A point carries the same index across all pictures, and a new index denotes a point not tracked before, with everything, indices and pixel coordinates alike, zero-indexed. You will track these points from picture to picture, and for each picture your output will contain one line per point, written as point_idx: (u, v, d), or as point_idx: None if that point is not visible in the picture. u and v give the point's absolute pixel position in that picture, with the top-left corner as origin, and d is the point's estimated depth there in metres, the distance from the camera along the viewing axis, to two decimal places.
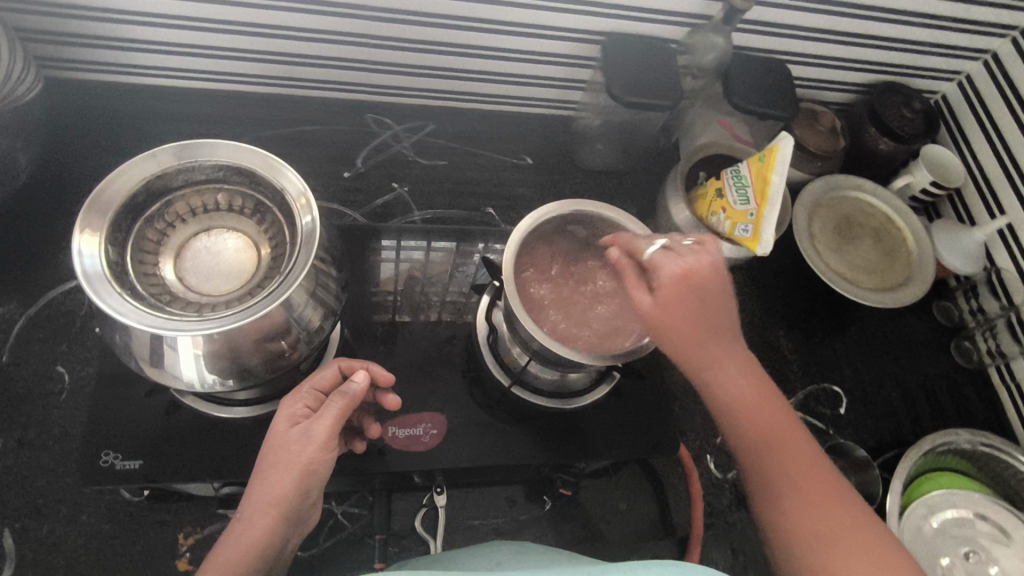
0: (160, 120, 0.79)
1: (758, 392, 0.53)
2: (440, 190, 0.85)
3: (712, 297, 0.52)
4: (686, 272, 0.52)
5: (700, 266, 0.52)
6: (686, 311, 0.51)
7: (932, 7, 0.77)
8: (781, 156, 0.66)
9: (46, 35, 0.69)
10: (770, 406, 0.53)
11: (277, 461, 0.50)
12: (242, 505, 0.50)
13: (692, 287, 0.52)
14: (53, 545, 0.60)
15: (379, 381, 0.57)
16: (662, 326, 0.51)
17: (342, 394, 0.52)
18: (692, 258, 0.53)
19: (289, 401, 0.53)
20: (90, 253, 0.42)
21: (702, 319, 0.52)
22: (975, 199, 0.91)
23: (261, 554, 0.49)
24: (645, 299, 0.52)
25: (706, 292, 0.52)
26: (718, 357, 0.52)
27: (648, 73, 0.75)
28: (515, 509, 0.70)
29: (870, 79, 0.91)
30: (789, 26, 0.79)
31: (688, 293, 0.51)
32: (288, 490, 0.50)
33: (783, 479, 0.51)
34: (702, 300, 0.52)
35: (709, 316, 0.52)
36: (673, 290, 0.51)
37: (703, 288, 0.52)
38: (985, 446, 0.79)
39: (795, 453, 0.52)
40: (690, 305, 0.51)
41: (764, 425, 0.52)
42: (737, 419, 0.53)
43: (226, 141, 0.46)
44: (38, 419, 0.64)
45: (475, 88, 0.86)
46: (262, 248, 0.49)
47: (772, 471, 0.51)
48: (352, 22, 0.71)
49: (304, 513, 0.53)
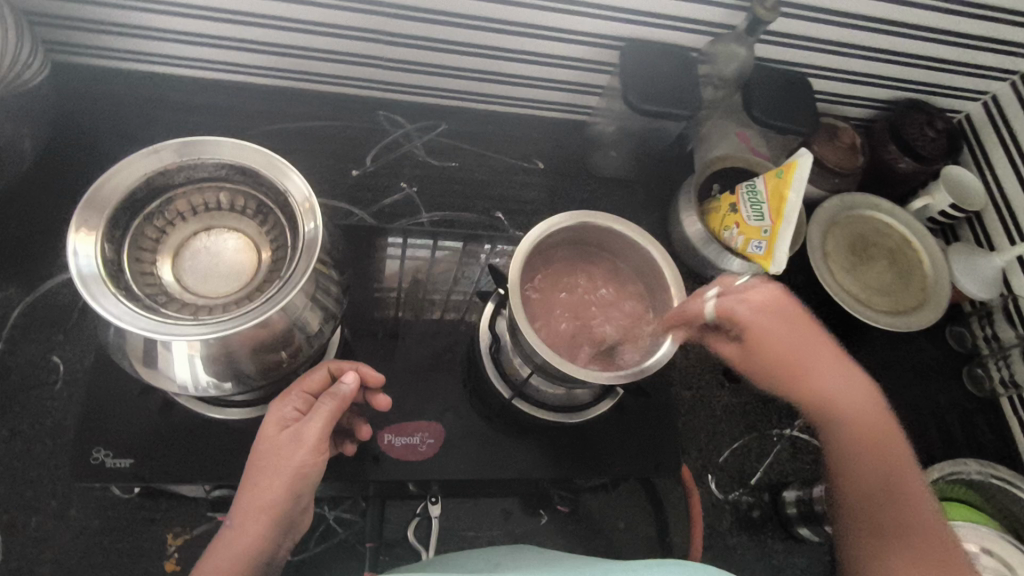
0: (169, 110, 0.78)
1: (854, 406, 0.55)
2: (449, 192, 0.84)
3: (800, 322, 0.54)
4: (770, 309, 0.54)
5: (780, 298, 0.54)
6: (778, 344, 0.53)
7: (961, 26, 0.75)
8: (798, 174, 0.65)
9: (55, 20, 0.68)
10: (867, 417, 0.55)
11: (268, 464, 0.49)
12: (231, 512, 0.48)
13: (777, 320, 0.54)
14: (41, 539, 0.59)
15: (369, 382, 0.56)
16: (743, 370, 0.55)
17: (333, 396, 0.51)
18: (767, 292, 0.54)
19: (277, 405, 0.51)
20: (85, 251, 0.41)
21: (795, 346, 0.54)
22: (995, 222, 0.89)
23: (253, 562, 0.47)
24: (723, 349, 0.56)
25: (795, 318, 0.54)
26: (816, 376, 0.54)
27: (666, 82, 0.74)
28: (511, 521, 0.69)
29: (893, 96, 0.88)
30: (813, 39, 0.77)
31: (778, 326, 0.53)
32: (281, 492, 0.48)
33: (877, 492, 0.54)
34: (796, 327, 0.54)
35: (805, 338, 0.54)
36: (762, 328, 0.53)
37: (791, 316, 0.54)
38: (994, 479, 0.78)
39: (893, 463, 0.54)
40: (783, 335, 0.53)
41: (863, 439, 0.55)
42: (835, 435, 0.55)
43: (230, 140, 0.45)
44: (31, 410, 0.63)
45: (490, 89, 0.84)
46: (263, 249, 0.48)
47: (874, 482, 0.54)
48: (367, 18, 0.70)
49: (295, 518, 0.51)
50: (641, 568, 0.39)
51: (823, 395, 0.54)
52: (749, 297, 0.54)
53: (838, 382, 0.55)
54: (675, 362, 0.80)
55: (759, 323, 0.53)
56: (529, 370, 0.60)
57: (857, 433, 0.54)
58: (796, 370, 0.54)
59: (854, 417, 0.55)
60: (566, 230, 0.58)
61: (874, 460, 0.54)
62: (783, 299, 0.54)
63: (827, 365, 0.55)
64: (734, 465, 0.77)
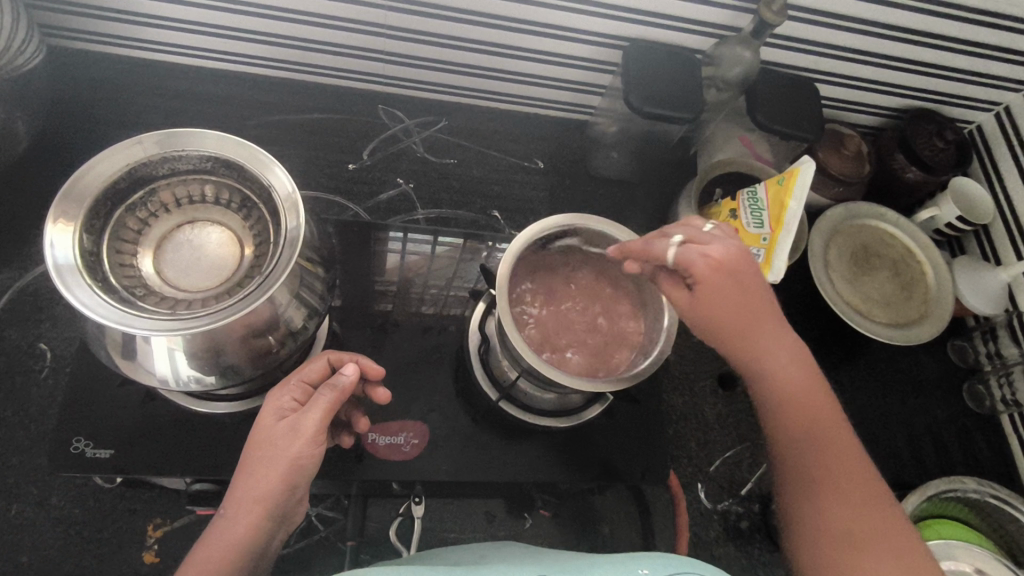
0: (166, 97, 0.78)
1: (796, 381, 0.51)
2: (447, 189, 0.83)
3: (749, 285, 0.49)
4: (726, 269, 0.49)
5: (738, 256, 0.50)
6: (724, 306, 0.49)
7: (973, 34, 0.73)
8: (800, 180, 0.63)
9: (52, 4, 0.67)
10: (810, 398, 0.51)
11: (265, 454, 0.47)
12: (225, 502, 0.47)
13: (733, 282, 0.49)
14: (22, 525, 0.59)
15: (370, 374, 0.54)
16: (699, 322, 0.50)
17: (332, 387, 0.49)
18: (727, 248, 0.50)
19: (276, 394, 0.50)
20: (62, 242, 0.41)
21: (745, 310, 0.49)
22: (1003, 236, 0.87)
23: (247, 551, 0.46)
24: (680, 295, 0.51)
25: (746, 279, 0.49)
26: (760, 347, 0.50)
27: (668, 84, 0.72)
28: (494, 525, 0.69)
29: (902, 104, 0.87)
30: (822, 43, 0.75)
31: (729, 286, 0.49)
32: (277, 483, 0.47)
33: (825, 471, 0.49)
34: (746, 289, 0.49)
35: (752, 303, 0.50)
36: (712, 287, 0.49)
37: (744, 275, 0.49)
38: (992, 497, 0.75)
39: (831, 447, 0.50)
40: (732, 295, 0.49)
41: (803, 417, 0.50)
42: (775, 410, 0.51)
43: (214, 132, 0.45)
44: (16, 396, 0.63)
45: (491, 86, 0.83)
46: (246, 244, 0.48)
47: (811, 461, 0.50)
48: (365, 11, 0.69)
49: (290, 509, 0.50)
50: (627, 562, 0.40)
51: (767, 367, 0.50)
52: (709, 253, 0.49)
53: (781, 357, 0.51)
54: (669, 368, 0.79)
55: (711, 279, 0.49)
56: (516, 374, 0.59)
57: (803, 410, 0.50)
58: (741, 336, 0.50)
59: (798, 393, 0.50)
60: (559, 232, 0.57)
61: (815, 439, 0.50)
62: (738, 254, 0.50)
63: (772, 337, 0.50)
64: (724, 475, 0.76)
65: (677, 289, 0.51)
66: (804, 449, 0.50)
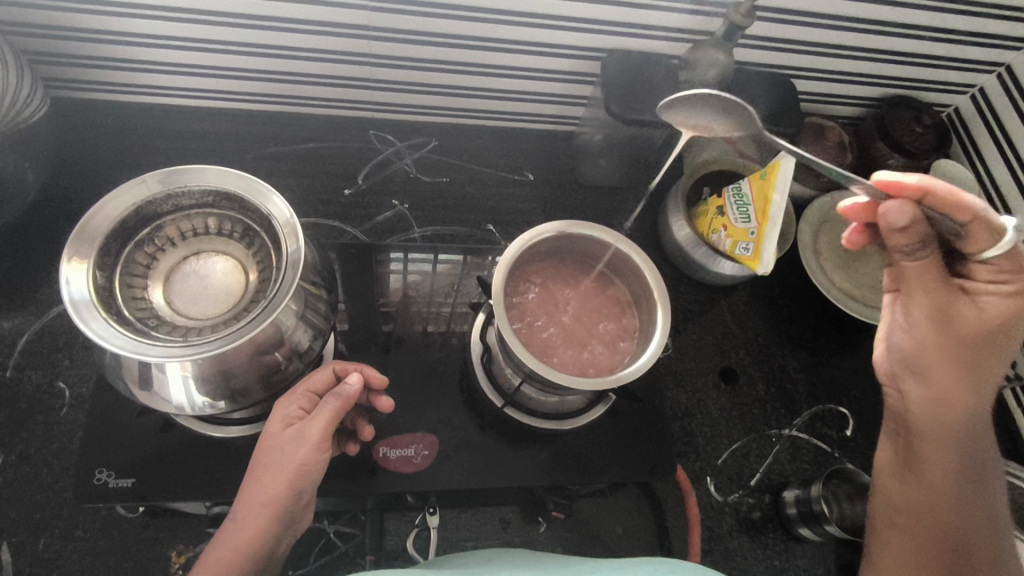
0: (166, 138, 0.81)
1: (953, 453, 0.55)
2: (441, 206, 0.85)
3: (963, 362, 0.53)
4: (959, 319, 0.52)
5: (999, 321, 0.51)
6: (928, 365, 0.54)
7: (939, 20, 0.76)
8: (782, 174, 0.64)
9: (55, 57, 0.71)
10: (949, 474, 0.55)
11: (271, 460, 0.50)
12: (234, 506, 0.49)
13: (955, 337, 0.52)
14: (50, 560, 0.61)
15: (374, 383, 0.57)
16: (943, 345, 0.53)
17: (337, 395, 0.52)
18: (1003, 295, 0.50)
19: (284, 402, 0.52)
20: (77, 280, 0.43)
21: (944, 380, 0.54)
22: (989, 214, 0.88)
23: (257, 553, 0.48)
24: (952, 306, 0.51)
25: (964, 344, 0.52)
26: (937, 417, 0.55)
27: (647, 90, 0.75)
28: (509, 531, 0.70)
29: (878, 93, 0.89)
30: (792, 41, 0.78)
31: (935, 344, 0.53)
32: (283, 489, 0.49)
33: (905, 526, 0.56)
34: (959, 357, 0.53)
35: (961, 374, 0.54)
36: (926, 326, 0.53)
37: (981, 342, 0.52)
38: (1001, 470, 0.77)
39: (941, 515, 0.55)
40: (936, 353, 0.53)
41: (939, 493, 0.55)
42: (917, 475, 0.56)
43: (213, 167, 0.48)
44: (38, 434, 0.65)
45: (477, 105, 0.86)
46: (250, 272, 0.50)
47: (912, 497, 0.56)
48: (353, 42, 0.72)
49: (297, 514, 0.52)
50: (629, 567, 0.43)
51: (930, 428, 0.56)
52: (974, 292, 0.51)
53: (943, 426, 0.55)
54: (670, 365, 0.81)
55: (946, 322, 0.52)
56: (519, 380, 0.61)
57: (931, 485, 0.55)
58: (937, 399, 0.55)
59: (947, 466, 0.55)
60: (547, 240, 0.59)
61: (937, 503, 0.55)
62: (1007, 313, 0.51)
63: (969, 415, 0.55)
64: (732, 468, 0.77)
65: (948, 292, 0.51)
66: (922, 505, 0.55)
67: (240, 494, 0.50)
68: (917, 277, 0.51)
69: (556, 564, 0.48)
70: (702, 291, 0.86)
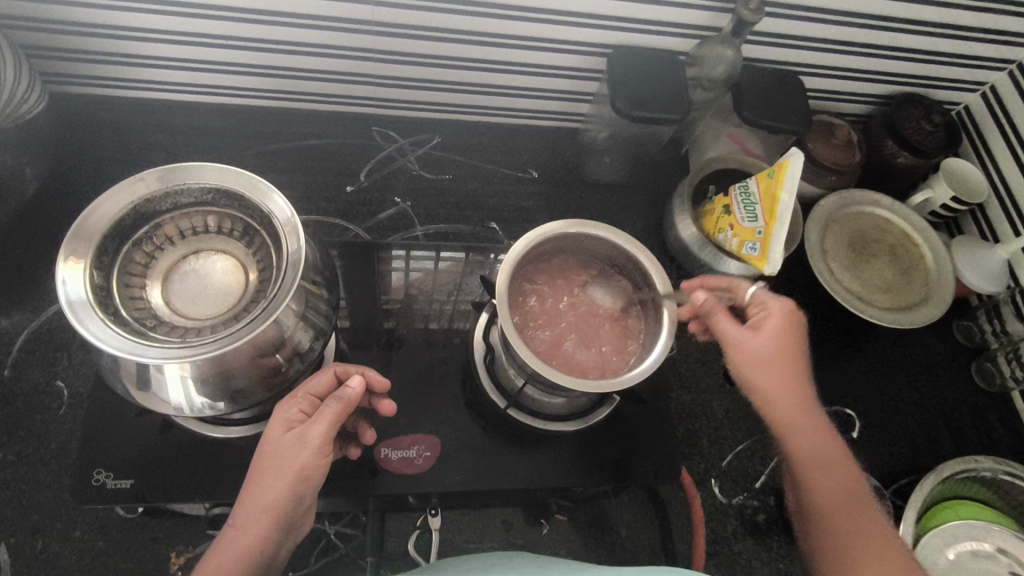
0: (166, 134, 0.80)
1: (834, 465, 0.53)
2: (444, 203, 0.84)
3: (783, 367, 0.55)
4: (761, 337, 0.55)
5: (770, 349, 0.55)
6: (757, 381, 0.55)
7: (951, 17, 0.74)
8: (790, 173, 0.63)
9: (53, 51, 0.70)
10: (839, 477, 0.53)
11: (271, 465, 0.49)
12: (234, 511, 0.48)
13: (764, 349, 0.55)
14: (48, 560, 0.61)
15: (376, 386, 0.56)
16: (750, 360, 0.55)
17: (338, 399, 0.51)
18: (773, 315, 0.56)
19: (285, 406, 0.51)
20: (73, 280, 0.43)
21: (777, 388, 0.54)
22: (999, 214, 0.87)
23: (258, 558, 0.47)
24: (755, 330, 0.55)
25: (792, 359, 0.55)
26: (794, 424, 0.54)
27: (653, 87, 0.74)
28: (511, 532, 0.70)
29: (887, 90, 0.88)
30: (801, 37, 0.77)
31: (772, 368, 0.54)
32: (284, 494, 0.48)
33: (821, 541, 0.52)
34: (791, 373, 0.55)
35: (796, 389, 0.54)
36: (755, 363, 0.55)
37: (787, 359, 0.55)
38: (1007, 474, 0.74)
39: (856, 529, 0.51)
40: (772, 373, 0.55)
41: (839, 505, 0.52)
42: (810, 489, 0.53)
43: (212, 164, 0.47)
44: (36, 433, 0.65)
45: (481, 101, 0.85)
46: (250, 272, 0.49)
47: (819, 510, 0.53)
48: (355, 36, 0.71)
49: (298, 518, 0.51)
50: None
51: (801, 446, 0.54)
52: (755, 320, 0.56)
53: (818, 443, 0.54)
54: (674, 366, 0.80)
55: (751, 345, 0.55)
56: (523, 381, 0.60)
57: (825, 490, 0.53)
58: (782, 418, 0.54)
59: (830, 483, 0.53)
60: (551, 240, 0.58)
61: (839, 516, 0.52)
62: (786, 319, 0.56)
63: (809, 422, 0.54)
64: (736, 470, 0.76)
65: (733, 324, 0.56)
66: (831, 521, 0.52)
67: (239, 499, 0.49)
68: (723, 327, 0.57)
69: (560, 570, 0.47)
70: None
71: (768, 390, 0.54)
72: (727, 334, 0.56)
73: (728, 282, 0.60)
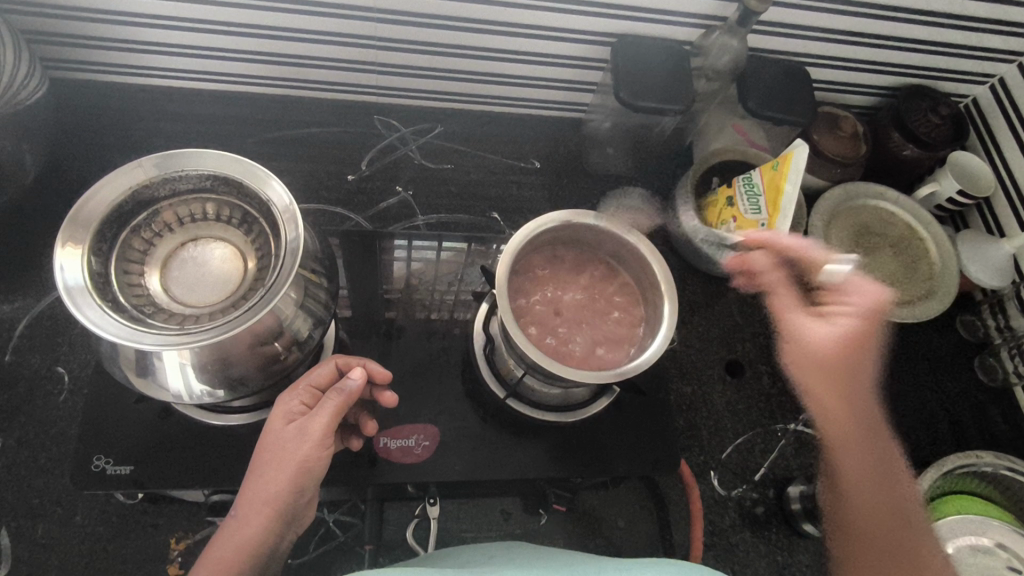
0: (166, 121, 0.80)
1: (874, 473, 0.54)
2: (445, 193, 0.84)
3: (842, 372, 0.53)
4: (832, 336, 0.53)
5: (831, 346, 0.53)
6: (808, 380, 0.54)
7: (960, 7, 0.73)
8: (794, 164, 0.62)
9: (53, 37, 0.70)
10: (884, 488, 0.54)
11: (272, 458, 0.49)
12: (235, 503, 0.48)
13: (813, 354, 0.54)
14: (48, 545, 0.61)
15: (377, 378, 0.57)
16: (806, 360, 0.54)
17: (339, 392, 0.51)
18: (853, 308, 0.53)
19: (286, 397, 0.51)
20: (70, 266, 0.42)
21: (836, 392, 0.54)
22: (1005, 208, 0.86)
23: (258, 551, 0.48)
24: (810, 327, 0.54)
25: (856, 364, 0.53)
26: (848, 431, 0.54)
27: (657, 77, 0.73)
28: (510, 523, 0.70)
29: (895, 82, 0.87)
30: (807, 27, 0.76)
31: (835, 368, 0.53)
32: (284, 487, 0.48)
33: (855, 550, 0.52)
34: (857, 375, 0.54)
35: (848, 393, 0.54)
36: (812, 353, 0.54)
37: (846, 365, 0.53)
38: (1009, 470, 0.73)
39: (889, 538, 0.52)
40: (818, 380, 0.54)
41: (876, 514, 0.53)
42: (852, 496, 0.54)
43: (212, 151, 0.47)
44: (37, 419, 0.65)
45: (483, 90, 0.84)
46: (248, 259, 0.49)
47: (859, 518, 0.53)
48: (356, 23, 0.70)
49: (299, 509, 0.51)
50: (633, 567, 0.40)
51: (851, 451, 0.54)
52: (828, 313, 0.54)
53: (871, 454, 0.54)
54: (676, 358, 0.80)
55: (816, 341, 0.53)
56: (523, 372, 0.59)
57: (867, 498, 0.53)
58: (829, 419, 0.54)
59: (871, 487, 0.53)
60: (552, 229, 0.58)
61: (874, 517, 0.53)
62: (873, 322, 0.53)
63: (865, 427, 0.54)
64: (736, 462, 0.76)
65: (804, 317, 0.55)
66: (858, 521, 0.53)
67: (241, 491, 0.49)
68: (785, 306, 0.56)
69: (558, 559, 0.47)
70: (709, 283, 0.85)
71: (818, 391, 0.54)
72: (798, 325, 0.55)
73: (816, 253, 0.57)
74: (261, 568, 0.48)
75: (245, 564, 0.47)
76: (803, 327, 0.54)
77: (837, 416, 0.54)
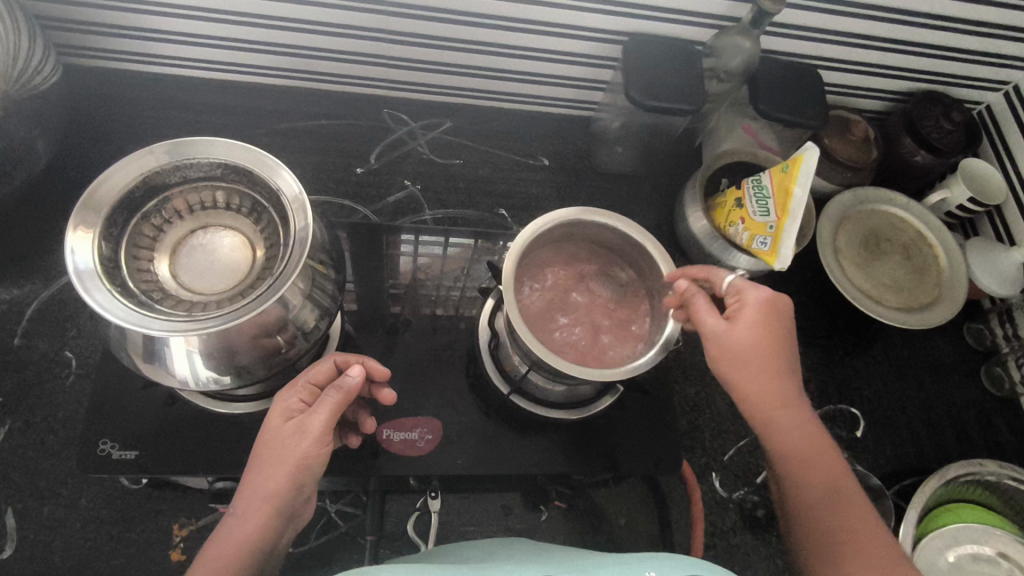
0: (178, 109, 0.80)
1: (806, 448, 0.53)
2: (454, 188, 0.84)
3: (764, 357, 0.53)
4: (748, 329, 0.53)
5: (748, 347, 0.52)
6: (734, 369, 0.53)
7: (976, 13, 0.73)
8: (805, 167, 0.61)
9: (68, 23, 0.70)
10: (823, 464, 0.53)
11: (271, 455, 0.49)
12: (234, 500, 0.48)
13: (736, 344, 0.53)
14: (53, 527, 0.62)
15: (376, 376, 0.56)
16: (730, 355, 0.53)
17: (338, 389, 0.51)
18: (750, 307, 0.53)
19: (284, 395, 0.51)
20: (81, 250, 0.43)
21: (758, 377, 0.53)
22: (1017, 217, 0.86)
23: (258, 548, 0.47)
24: (721, 329, 0.53)
25: (773, 357, 0.53)
26: (777, 413, 0.53)
27: (669, 76, 0.73)
28: (510, 518, 0.70)
29: (908, 87, 0.86)
30: (822, 30, 0.75)
31: (752, 361, 0.53)
32: (283, 484, 0.48)
33: (809, 531, 0.52)
34: (772, 356, 0.53)
35: (773, 382, 0.53)
36: (730, 358, 0.53)
37: (767, 360, 0.53)
38: (1013, 480, 0.72)
39: (838, 515, 0.52)
40: (736, 364, 0.53)
41: (820, 490, 0.53)
42: (795, 478, 0.53)
43: (223, 139, 0.47)
44: (45, 402, 0.66)
45: (494, 86, 0.84)
46: (257, 248, 0.49)
47: (806, 499, 0.53)
48: (369, 17, 0.71)
49: (298, 507, 0.51)
50: (634, 564, 0.39)
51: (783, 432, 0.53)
52: (735, 316, 0.54)
53: (802, 430, 0.53)
54: (680, 359, 0.80)
55: (732, 341, 0.53)
56: (527, 367, 0.60)
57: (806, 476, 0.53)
58: (759, 404, 0.53)
59: (807, 461, 0.53)
60: (561, 225, 0.58)
61: (818, 497, 0.52)
62: (773, 311, 0.54)
63: (788, 403, 0.53)
64: (738, 464, 0.76)
65: (715, 319, 0.53)
66: (810, 506, 0.53)
67: (240, 488, 0.49)
68: (706, 319, 0.53)
69: (559, 554, 0.47)
70: None
71: (745, 380, 0.53)
72: (707, 328, 0.53)
73: (704, 272, 0.57)
74: (262, 566, 0.48)
75: (244, 562, 0.46)
76: (713, 331, 0.53)
77: (762, 401, 0.53)
